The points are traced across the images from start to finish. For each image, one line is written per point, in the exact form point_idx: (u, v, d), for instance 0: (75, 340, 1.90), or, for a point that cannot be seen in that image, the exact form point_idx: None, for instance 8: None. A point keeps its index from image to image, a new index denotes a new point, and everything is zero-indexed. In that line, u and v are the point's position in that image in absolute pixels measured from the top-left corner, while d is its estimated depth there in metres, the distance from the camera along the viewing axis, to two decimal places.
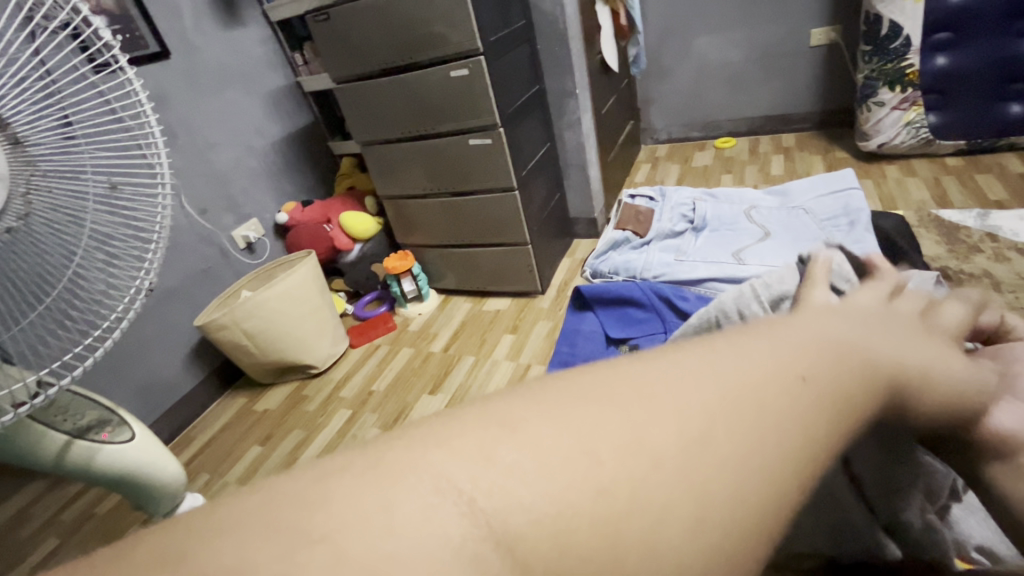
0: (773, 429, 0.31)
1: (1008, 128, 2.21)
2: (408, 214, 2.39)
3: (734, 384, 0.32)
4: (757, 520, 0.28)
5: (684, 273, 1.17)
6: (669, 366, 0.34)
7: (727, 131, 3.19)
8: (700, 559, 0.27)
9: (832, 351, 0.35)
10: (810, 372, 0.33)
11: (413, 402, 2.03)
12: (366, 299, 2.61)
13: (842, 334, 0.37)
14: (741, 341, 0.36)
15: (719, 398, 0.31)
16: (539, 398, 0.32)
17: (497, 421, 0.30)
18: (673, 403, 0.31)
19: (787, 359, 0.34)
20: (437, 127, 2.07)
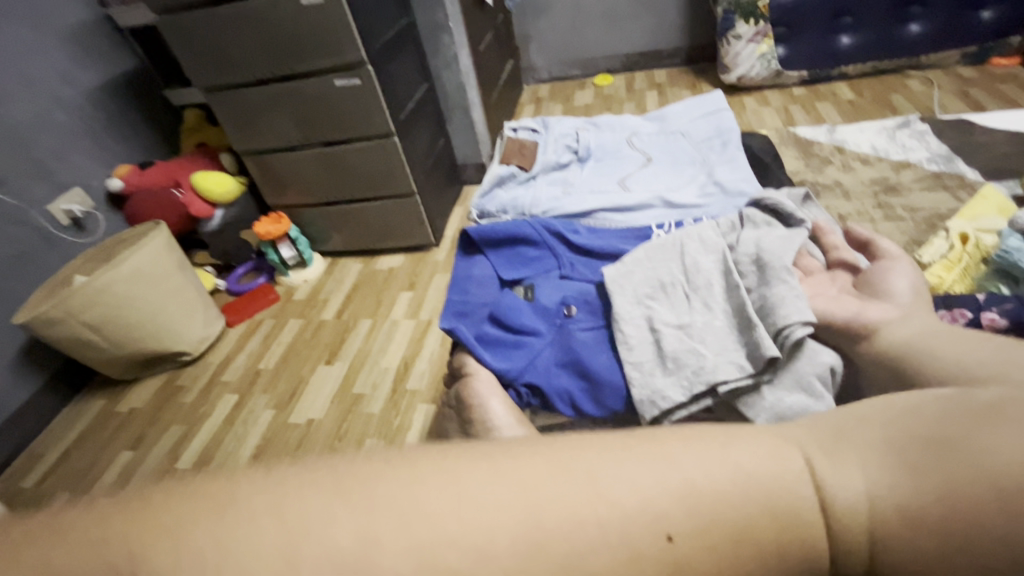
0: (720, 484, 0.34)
1: (839, 58, 2.45)
2: (277, 170, 2.12)
3: (596, 508, 0.32)
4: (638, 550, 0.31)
5: (573, 205, 0.87)
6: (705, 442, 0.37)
7: (605, 68, 3.22)
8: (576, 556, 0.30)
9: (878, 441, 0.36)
10: (684, 522, 0.32)
11: (309, 375, 1.87)
12: (240, 271, 2.33)
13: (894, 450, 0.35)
14: (720, 436, 0.37)
15: (661, 500, 0.32)
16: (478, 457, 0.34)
17: (394, 492, 0.32)
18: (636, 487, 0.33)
19: (659, 509, 0.32)
20: (295, 67, 1.80)
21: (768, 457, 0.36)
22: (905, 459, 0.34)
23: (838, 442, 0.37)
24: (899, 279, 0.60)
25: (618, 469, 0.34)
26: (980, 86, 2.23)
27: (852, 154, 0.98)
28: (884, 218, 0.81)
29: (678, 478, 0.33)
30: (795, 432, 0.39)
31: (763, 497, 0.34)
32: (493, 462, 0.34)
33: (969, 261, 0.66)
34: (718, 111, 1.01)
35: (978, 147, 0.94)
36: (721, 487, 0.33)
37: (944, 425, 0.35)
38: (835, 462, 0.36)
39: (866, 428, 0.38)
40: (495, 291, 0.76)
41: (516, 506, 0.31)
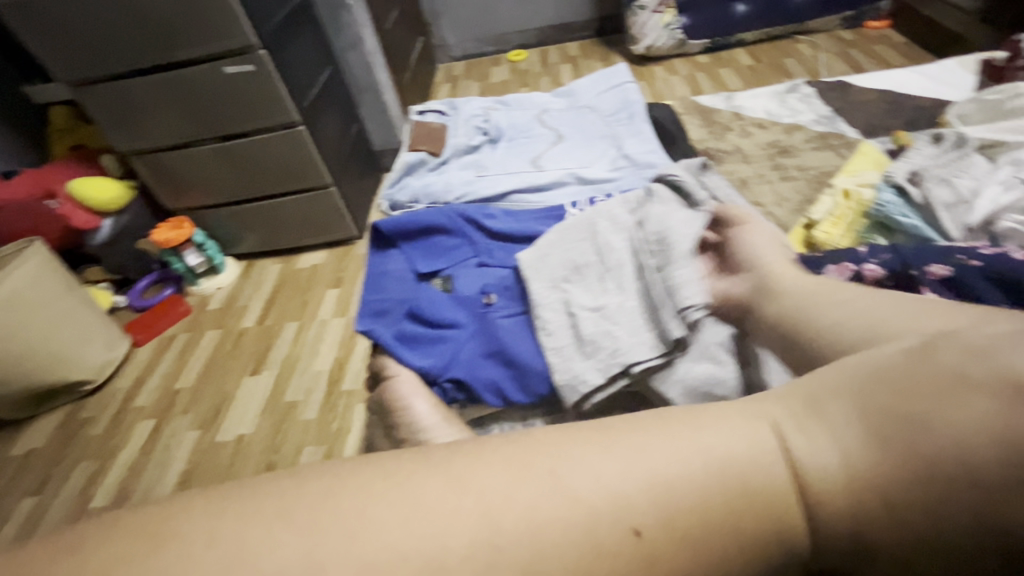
0: (686, 476, 0.35)
1: (736, 26, 2.57)
2: (170, 170, 1.92)
3: (559, 508, 0.33)
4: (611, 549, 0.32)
5: (487, 188, 0.85)
6: (685, 427, 0.38)
7: (518, 43, 3.18)
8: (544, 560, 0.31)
9: (842, 416, 0.38)
10: (650, 515, 0.33)
11: (235, 389, 1.75)
12: (142, 284, 2.11)
13: (861, 425, 0.37)
14: (681, 424, 0.38)
15: (639, 493, 0.34)
16: (442, 472, 0.35)
17: (350, 525, 0.32)
18: (603, 488, 0.34)
19: (632, 504, 0.33)
20: (175, 55, 1.63)
21: (742, 441, 0.38)
22: (868, 432, 0.36)
23: (807, 418, 0.39)
24: (759, 242, 0.62)
25: (575, 465, 0.35)
26: (857, 48, 2.43)
27: (750, 119, 1.02)
28: (780, 178, 0.85)
29: (644, 474, 0.35)
30: (769, 407, 0.41)
31: (737, 478, 0.36)
32: (448, 472, 0.35)
33: (852, 215, 0.71)
34: (624, 84, 1.01)
35: (856, 106, 1.02)
36: (678, 476, 0.35)
37: (903, 392, 0.37)
38: (805, 434, 0.38)
39: (833, 397, 0.39)
40: (412, 286, 0.72)
41: (476, 520, 0.32)
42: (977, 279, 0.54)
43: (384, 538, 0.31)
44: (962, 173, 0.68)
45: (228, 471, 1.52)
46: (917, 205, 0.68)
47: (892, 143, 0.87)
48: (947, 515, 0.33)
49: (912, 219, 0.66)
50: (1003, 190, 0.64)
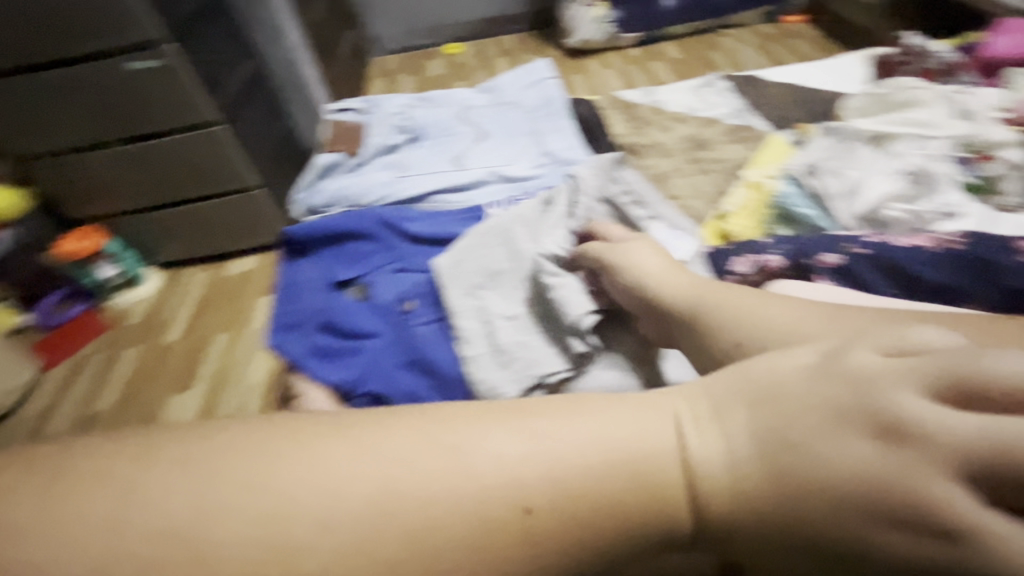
0: (594, 437, 0.32)
1: (664, 20, 2.63)
2: (74, 176, 1.76)
3: (454, 484, 0.29)
4: (516, 503, 0.29)
5: (409, 189, 0.82)
6: (606, 404, 0.35)
7: (453, 36, 3.12)
8: (443, 524, 0.28)
9: (738, 418, 0.33)
10: (542, 494, 0.30)
11: (160, 409, 1.62)
12: (49, 300, 1.92)
13: (751, 433, 0.32)
14: (593, 407, 0.35)
15: (535, 471, 0.30)
16: (353, 435, 0.32)
17: (240, 479, 0.29)
18: (535, 440, 0.32)
19: (524, 482, 0.30)
20: (72, 50, 1.50)
21: (646, 430, 0.33)
22: (754, 439, 0.32)
23: (707, 422, 0.34)
24: (647, 260, 0.56)
25: (480, 437, 0.31)
26: (777, 42, 2.54)
27: (669, 113, 1.04)
28: (697, 172, 0.88)
29: (549, 459, 0.31)
30: (677, 394, 0.36)
31: (633, 465, 0.31)
32: (353, 440, 0.31)
33: (758, 206, 0.75)
34: (546, 80, 1.01)
35: (766, 100, 1.06)
36: (584, 449, 0.31)
37: (790, 406, 0.31)
38: (702, 433, 0.33)
39: (732, 398, 0.34)
40: (324, 296, 0.69)
41: (371, 486, 0.29)
42: (863, 267, 0.59)
43: (253, 518, 0.28)
44: (850, 165, 0.74)
45: None
46: (812, 196, 0.73)
47: (797, 134, 0.91)
48: (810, 545, 0.29)
49: (808, 209, 0.71)
50: (885, 180, 0.71)
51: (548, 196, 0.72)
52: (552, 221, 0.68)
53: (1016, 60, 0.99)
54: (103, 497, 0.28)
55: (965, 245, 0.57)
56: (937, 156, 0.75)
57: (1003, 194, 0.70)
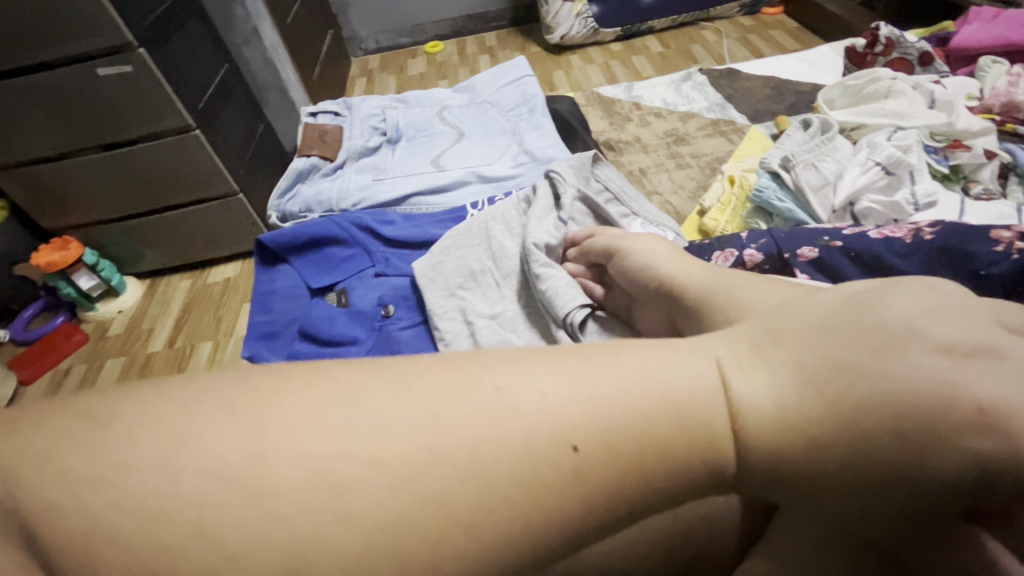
0: (635, 389, 0.32)
1: (644, 14, 2.62)
2: (47, 185, 1.72)
3: (497, 421, 0.29)
4: (577, 438, 0.29)
5: (385, 192, 0.81)
6: (640, 351, 0.35)
7: (433, 34, 3.10)
8: (496, 458, 0.28)
9: (792, 355, 0.34)
10: (587, 428, 0.30)
11: None
12: (26, 315, 1.89)
13: (806, 368, 0.33)
14: (631, 350, 0.35)
15: (586, 416, 0.30)
16: (394, 379, 0.30)
17: (284, 423, 0.27)
18: (586, 385, 0.31)
19: (569, 416, 0.30)
20: (36, 57, 1.45)
21: (682, 372, 0.34)
22: (806, 376, 0.33)
23: (752, 362, 0.35)
24: (651, 254, 0.55)
25: (521, 378, 0.31)
26: (757, 33, 2.55)
27: (648, 109, 1.04)
28: (676, 166, 0.88)
29: (588, 391, 0.31)
30: (717, 341, 0.37)
31: (676, 409, 0.32)
32: (395, 379, 0.30)
33: (737, 202, 0.76)
34: (523, 77, 1.00)
35: (743, 94, 1.07)
36: (626, 390, 0.32)
37: (852, 336, 0.33)
38: (744, 375, 0.35)
39: (780, 340, 0.36)
40: (305, 302, 0.69)
41: (417, 424, 0.28)
42: (837, 258, 0.60)
43: (289, 459, 0.26)
44: (827, 157, 0.74)
45: None
46: (789, 189, 0.71)
47: (776, 127, 0.93)
48: (859, 463, 0.30)
49: (786, 204, 0.70)
50: (860, 172, 0.70)
51: (527, 192, 0.72)
52: (538, 213, 0.67)
53: (988, 48, 1.01)
54: (148, 435, 0.26)
55: (931, 233, 0.57)
56: (911, 143, 0.74)
57: (979, 182, 0.75)
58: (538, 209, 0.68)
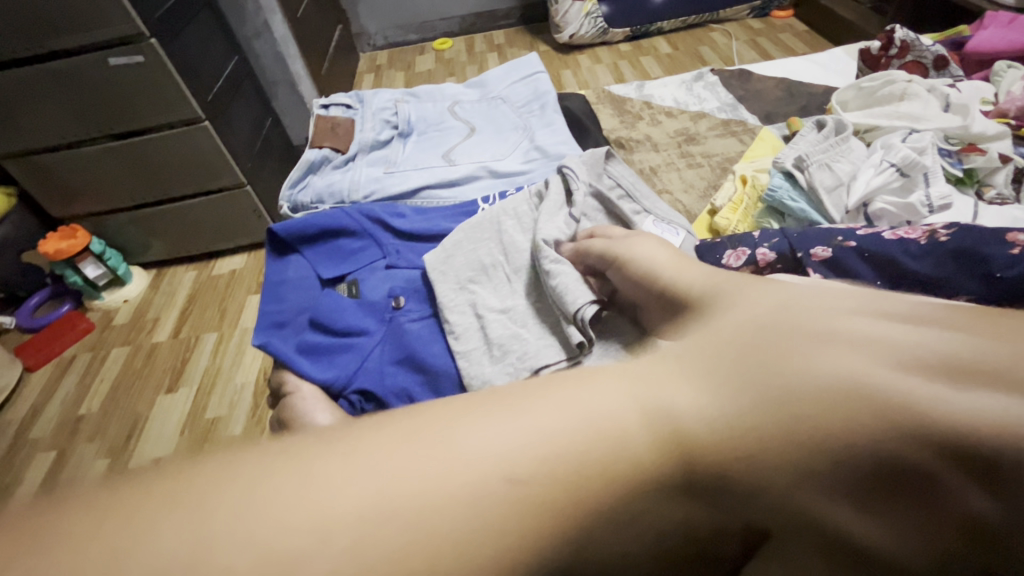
0: (567, 418, 0.29)
1: (654, 15, 2.62)
2: (56, 174, 1.73)
3: (447, 475, 0.27)
4: (527, 485, 0.27)
5: (396, 185, 0.81)
6: (555, 386, 0.31)
7: (442, 32, 3.10)
8: (449, 514, 0.26)
9: (702, 370, 0.32)
10: (530, 463, 0.27)
11: (148, 408, 1.58)
12: (32, 302, 1.90)
13: (718, 381, 0.31)
14: (540, 382, 0.32)
15: (529, 461, 0.27)
16: (335, 441, 0.28)
17: (231, 499, 0.25)
18: (520, 422, 0.29)
19: (513, 461, 0.27)
20: (48, 45, 1.45)
21: (605, 397, 0.30)
22: (722, 388, 0.30)
23: (661, 378, 0.32)
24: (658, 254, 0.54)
25: (451, 428, 0.29)
26: (766, 37, 2.55)
27: (659, 108, 1.04)
28: (687, 166, 0.88)
29: (524, 432, 0.28)
30: (614, 369, 0.33)
31: (609, 436, 0.29)
32: (339, 441, 0.28)
33: (750, 201, 0.75)
34: (535, 74, 1.00)
35: (755, 95, 1.06)
36: (576, 433, 0.29)
37: (755, 347, 0.32)
38: (658, 394, 0.31)
39: (687, 359, 0.33)
40: (316, 293, 0.69)
41: (367, 485, 0.26)
42: (852, 258, 0.60)
43: (237, 538, 0.24)
44: (842, 158, 0.73)
45: None
46: (803, 189, 0.71)
47: (788, 129, 0.93)
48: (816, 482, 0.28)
49: (800, 203, 0.70)
50: (874, 173, 0.70)
51: (538, 188, 0.73)
52: (550, 209, 0.67)
53: (1003, 54, 1.01)
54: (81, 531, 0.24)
55: (946, 235, 0.57)
56: (927, 145, 0.74)
57: (993, 186, 0.75)
58: (550, 204, 0.68)
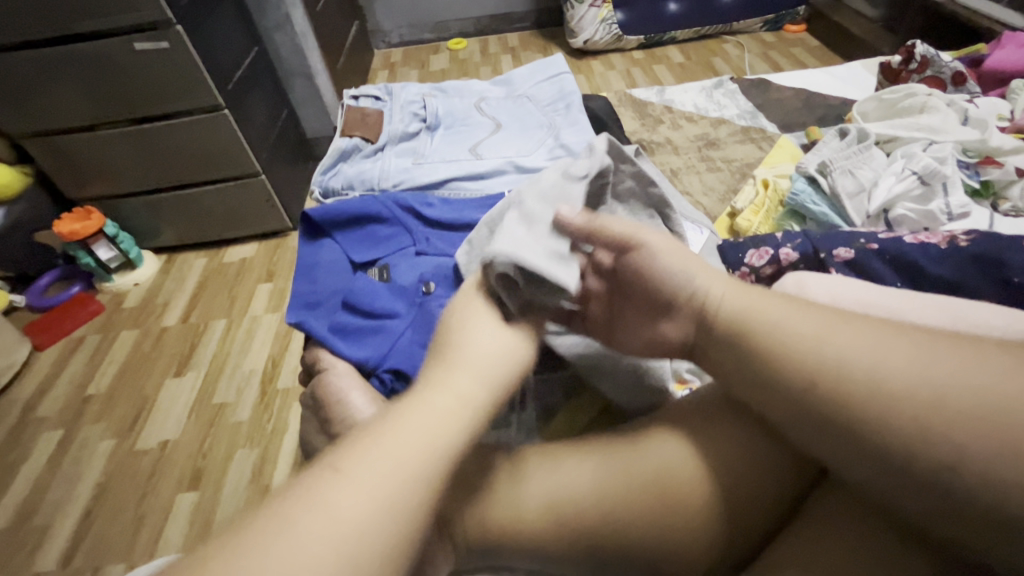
0: (396, 452, 0.40)
1: (668, 24, 2.65)
2: (75, 156, 1.75)
3: (365, 506, 0.37)
4: (405, 501, 0.38)
5: (425, 175, 0.83)
6: (363, 446, 0.40)
7: (457, 32, 3.12)
8: (379, 526, 0.37)
9: (433, 419, 0.42)
10: (386, 481, 0.38)
11: (156, 392, 1.59)
12: (43, 282, 1.91)
13: (442, 418, 0.43)
14: (351, 445, 0.41)
15: (388, 483, 0.38)
16: (282, 512, 0.37)
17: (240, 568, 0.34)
18: (371, 459, 0.39)
19: (381, 484, 0.38)
20: (76, 28, 1.48)
21: (404, 442, 0.40)
22: (445, 425, 0.42)
23: (399, 428, 0.41)
24: (667, 258, 0.53)
25: (335, 483, 0.38)
26: (777, 50, 2.58)
27: (679, 113, 1.06)
28: (707, 169, 0.90)
29: (380, 465, 0.39)
30: (369, 433, 0.42)
31: (423, 454, 0.40)
32: (284, 512, 0.37)
33: (771, 204, 0.78)
34: (561, 75, 1.02)
35: (773, 104, 1.09)
36: (409, 448, 0.40)
37: (456, 399, 0.44)
38: (403, 439, 0.41)
39: (417, 410, 0.43)
40: (348, 276, 0.71)
41: (327, 532, 0.36)
42: (873, 260, 0.62)
43: None
44: (864, 164, 0.76)
45: (149, 483, 1.38)
46: (826, 193, 0.73)
47: (807, 138, 0.95)
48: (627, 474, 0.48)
49: (821, 207, 0.72)
50: (896, 180, 0.73)
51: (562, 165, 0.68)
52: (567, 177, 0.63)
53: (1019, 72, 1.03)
54: None
55: (966, 241, 0.60)
56: (945, 157, 0.77)
57: (1009, 199, 0.77)
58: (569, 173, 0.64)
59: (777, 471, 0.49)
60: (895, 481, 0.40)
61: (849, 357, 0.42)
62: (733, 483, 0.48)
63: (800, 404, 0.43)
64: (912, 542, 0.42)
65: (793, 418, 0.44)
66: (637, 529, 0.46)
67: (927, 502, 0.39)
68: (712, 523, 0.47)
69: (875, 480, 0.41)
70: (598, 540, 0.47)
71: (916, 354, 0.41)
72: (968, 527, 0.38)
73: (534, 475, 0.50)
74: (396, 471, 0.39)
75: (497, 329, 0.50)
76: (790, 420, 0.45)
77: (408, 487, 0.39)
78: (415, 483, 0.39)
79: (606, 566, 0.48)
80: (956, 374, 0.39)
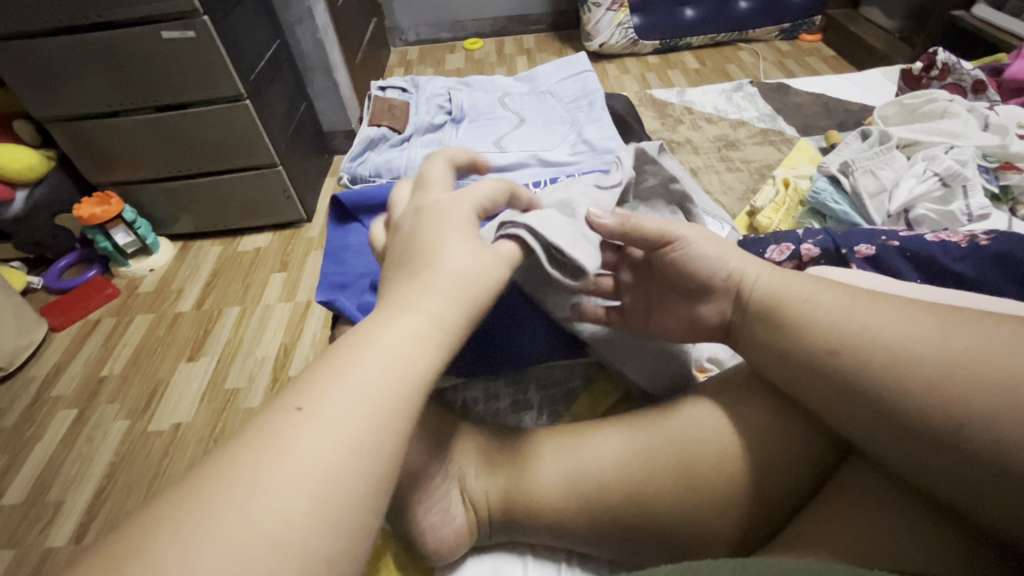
0: (366, 383, 0.40)
1: (685, 30, 2.66)
2: (97, 141, 1.77)
3: (343, 441, 0.37)
4: (382, 437, 0.38)
5: None
6: (332, 380, 0.40)
7: (472, 32, 3.15)
8: (360, 459, 0.37)
9: (405, 348, 0.42)
10: (361, 413, 0.38)
11: (169, 375, 1.62)
12: (60, 265, 1.94)
13: (409, 345, 0.42)
14: (318, 382, 0.40)
15: (362, 416, 0.38)
16: (256, 451, 0.36)
17: (223, 507, 0.33)
18: (345, 393, 0.39)
19: (359, 417, 0.38)
20: (105, 16, 1.50)
21: (378, 373, 0.40)
22: (413, 351, 0.42)
23: (370, 360, 0.41)
24: (703, 245, 0.56)
25: (307, 420, 0.37)
26: (793, 58, 2.59)
27: (699, 114, 1.08)
28: (726, 169, 0.93)
29: (356, 398, 0.39)
30: (340, 367, 0.41)
31: (402, 387, 0.40)
32: (260, 450, 0.36)
33: (791, 203, 0.80)
34: (584, 72, 1.04)
35: (792, 109, 1.10)
36: (385, 379, 0.40)
37: (426, 327, 0.44)
38: (374, 371, 0.40)
39: (386, 340, 0.42)
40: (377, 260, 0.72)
41: (305, 469, 0.35)
42: (894, 258, 0.63)
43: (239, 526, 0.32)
44: (886, 165, 0.77)
45: (160, 463, 1.40)
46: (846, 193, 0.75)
47: (826, 142, 0.96)
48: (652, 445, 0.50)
49: (842, 206, 0.74)
50: (917, 181, 0.75)
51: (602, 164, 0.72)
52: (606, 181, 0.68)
53: None
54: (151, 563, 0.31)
55: (987, 240, 0.61)
56: (966, 161, 0.78)
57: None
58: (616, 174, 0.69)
59: (801, 448, 0.50)
60: (917, 449, 0.42)
61: (872, 338, 0.44)
62: (764, 462, 0.49)
63: (826, 373, 0.46)
64: (928, 508, 0.44)
65: (817, 386, 0.47)
66: (662, 502, 0.48)
67: (940, 457, 0.41)
68: (739, 498, 0.49)
69: (895, 444, 0.43)
70: (621, 507, 0.49)
71: (934, 335, 0.42)
72: (972, 480, 0.40)
73: (563, 447, 0.53)
74: (362, 400, 0.39)
75: (469, 241, 0.51)
76: (811, 388, 0.48)
77: (372, 409, 0.39)
78: (383, 409, 0.39)
79: (632, 537, 0.50)
80: (975, 349, 0.41)
